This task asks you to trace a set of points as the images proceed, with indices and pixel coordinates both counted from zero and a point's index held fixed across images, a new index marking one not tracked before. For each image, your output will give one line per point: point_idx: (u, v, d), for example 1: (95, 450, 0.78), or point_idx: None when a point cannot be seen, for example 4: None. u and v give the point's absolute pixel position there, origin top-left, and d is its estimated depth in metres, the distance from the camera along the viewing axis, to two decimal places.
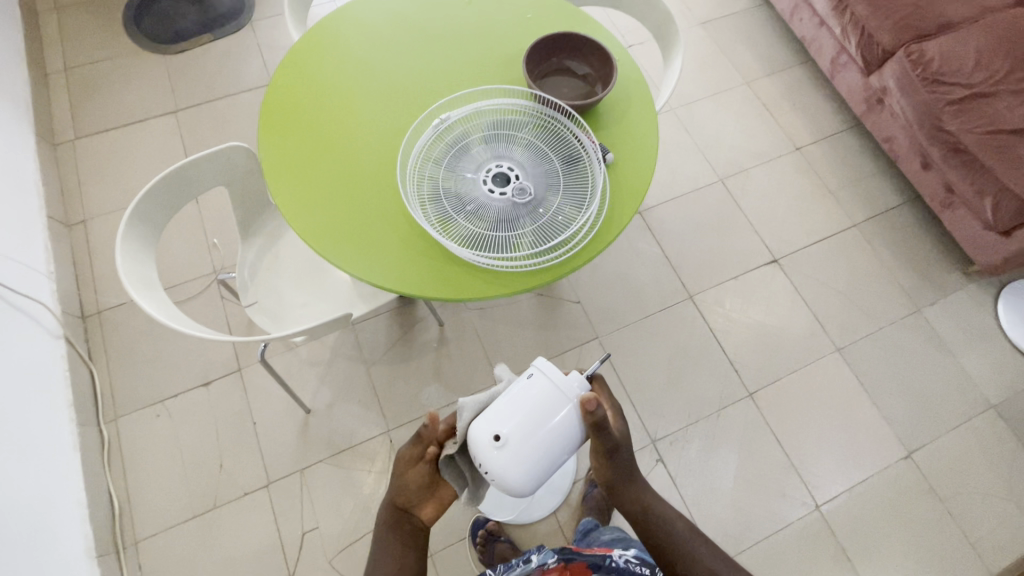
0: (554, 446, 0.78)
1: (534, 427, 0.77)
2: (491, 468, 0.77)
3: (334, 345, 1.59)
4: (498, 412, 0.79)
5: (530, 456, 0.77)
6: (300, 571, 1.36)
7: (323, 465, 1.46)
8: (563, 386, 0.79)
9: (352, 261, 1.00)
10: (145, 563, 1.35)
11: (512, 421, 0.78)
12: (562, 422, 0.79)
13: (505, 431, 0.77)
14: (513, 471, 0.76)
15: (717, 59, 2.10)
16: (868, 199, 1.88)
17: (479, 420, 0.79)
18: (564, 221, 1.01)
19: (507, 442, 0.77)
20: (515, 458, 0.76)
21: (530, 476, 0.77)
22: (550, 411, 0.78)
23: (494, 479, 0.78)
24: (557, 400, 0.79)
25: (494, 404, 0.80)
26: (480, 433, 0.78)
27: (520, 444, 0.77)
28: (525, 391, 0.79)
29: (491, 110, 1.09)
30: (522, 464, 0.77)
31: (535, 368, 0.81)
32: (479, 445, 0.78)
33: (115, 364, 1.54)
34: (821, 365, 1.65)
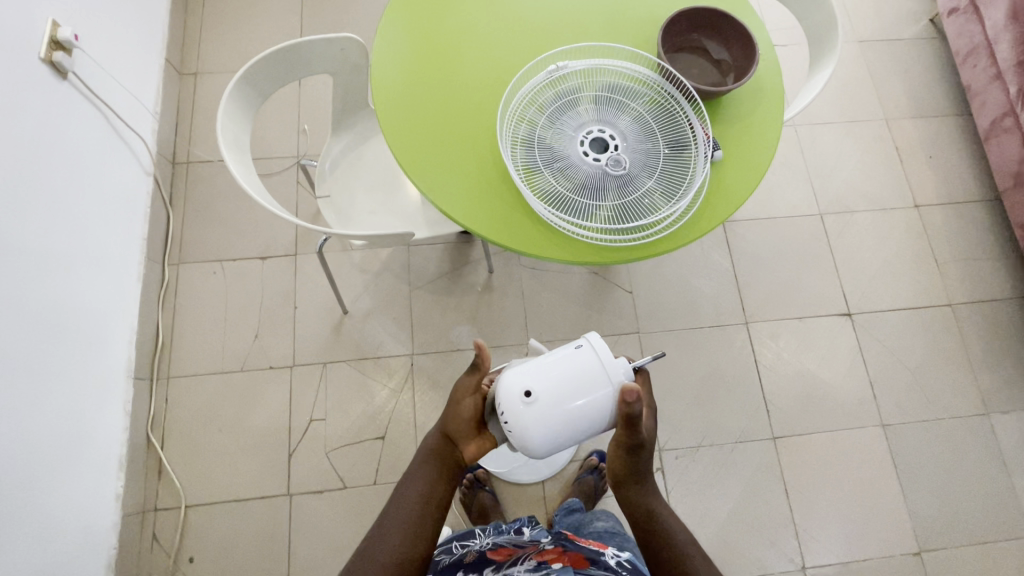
0: (578, 421, 0.78)
1: (567, 395, 0.77)
2: (511, 421, 0.77)
3: (386, 259, 1.63)
4: (536, 370, 0.79)
5: (555, 421, 0.77)
6: (299, 452, 1.45)
7: (345, 365, 1.53)
8: (609, 366, 0.78)
9: (431, 185, 0.99)
10: (171, 397, 1.47)
11: (548, 382, 0.77)
12: (597, 400, 0.78)
13: (537, 389, 0.77)
14: (533, 428, 0.76)
15: (863, 85, 1.90)
16: (976, 282, 1.71)
17: (515, 371, 0.79)
18: (649, 207, 0.97)
19: (535, 400, 0.77)
20: (540, 418, 0.76)
21: (547, 439, 0.78)
22: (588, 386, 0.78)
23: (512, 433, 0.78)
24: (597, 378, 0.78)
25: (534, 361, 0.80)
26: (512, 383, 0.78)
27: (548, 406, 0.77)
28: (567, 359, 0.79)
29: (611, 71, 1.03)
30: (543, 426, 0.77)
31: (584, 341, 0.81)
32: (508, 396, 0.78)
33: (190, 214, 1.63)
34: (858, 433, 1.55)
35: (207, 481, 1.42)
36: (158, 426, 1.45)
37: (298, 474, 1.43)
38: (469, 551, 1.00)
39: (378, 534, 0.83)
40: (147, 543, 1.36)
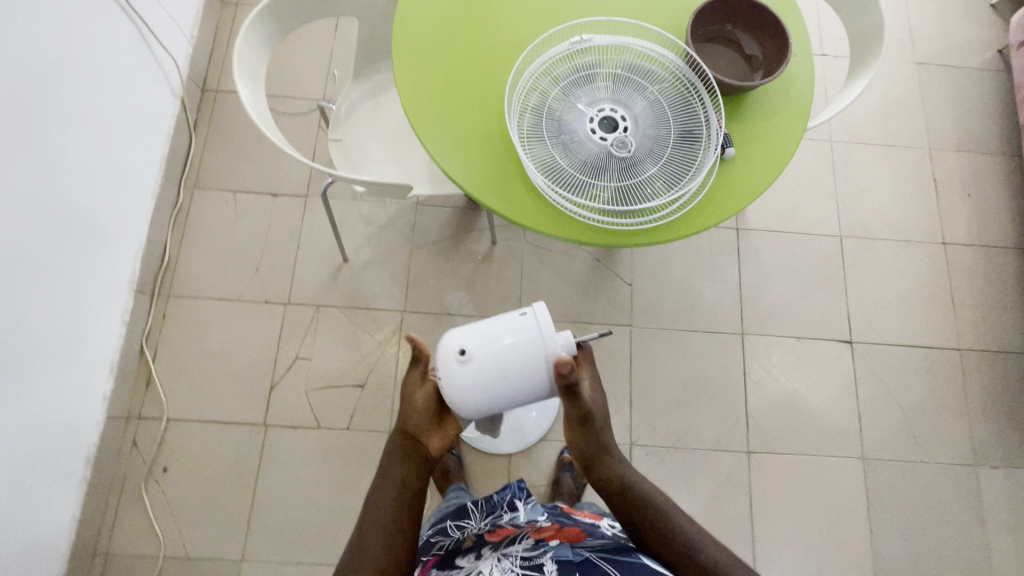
0: (510, 386, 0.78)
1: (502, 360, 0.77)
2: (445, 375, 0.78)
3: (393, 215, 1.64)
4: (476, 331, 0.79)
5: (488, 383, 0.77)
6: (280, 387, 1.49)
7: (336, 311, 1.55)
8: (549, 337, 0.78)
9: (433, 139, 0.98)
10: (168, 314, 1.53)
11: (486, 344, 0.77)
12: (531, 369, 0.78)
13: (472, 349, 0.77)
14: (464, 387, 0.77)
15: (912, 110, 1.81)
16: (990, 330, 1.64)
17: (456, 331, 0.79)
18: (648, 194, 0.95)
19: (470, 359, 0.77)
20: (471, 378, 0.77)
21: (478, 400, 0.78)
22: (524, 353, 0.78)
23: (444, 388, 0.78)
24: (535, 347, 0.77)
25: (475, 324, 0.79)
26: (450, 342, 0.78)
27: (482, 368, 0.77)
28: (508, 325, 0.79)
29: (635, 50, 1.00)
30: (474, 387, 0.77)
31: (530, 309, 0.80)
32: (444, 354, 0.78)
33: (211, 142, 1.66)
34: (836, 462, 1.53)
35: (191, 398, 1.47)
36: (153, 340, 1.51)
37: (277, 407, 1.48)
38: (464, 536, 1.02)
39: (357, 550, 0.81)
40: (127, 446, 1.43)
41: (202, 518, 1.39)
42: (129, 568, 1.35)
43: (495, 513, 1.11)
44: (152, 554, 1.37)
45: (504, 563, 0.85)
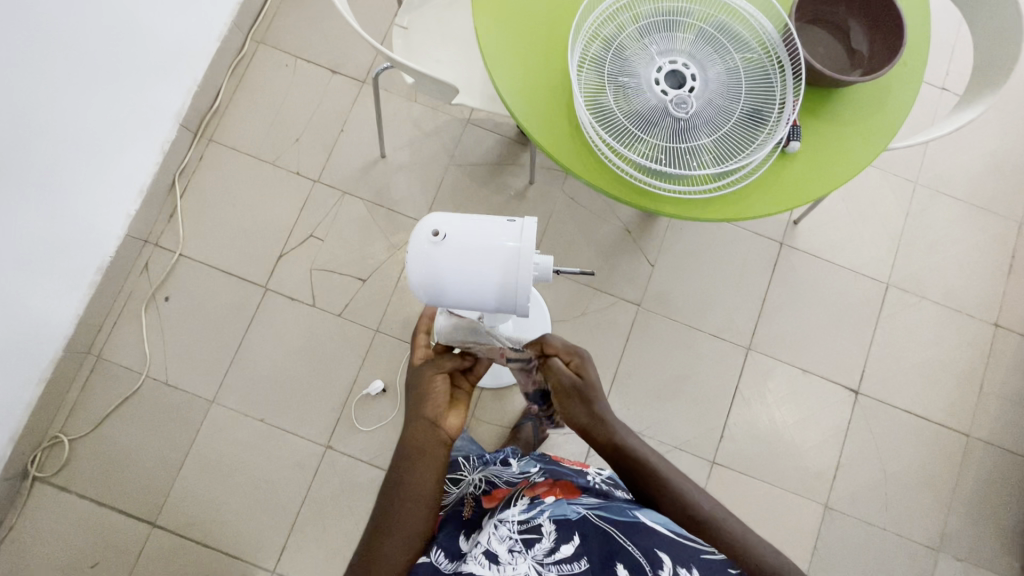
0: (469, 287, 0.76)
1: (473, 254, 0.75)
2: (412, 251, 0.76)
3: (441, 126, 1.61)
4: (459, 220, 0.77)
5: (451, 271, 0.75)
6: (288, 258, 1.53)
7: (360, 203, 1.56)
8: (527, 250, 0.75)
9: (491, 43, 0.93)
10: (205, 157, 1.56)
11: (463, 237, 0.76)
12: (497, 275, 0.75)
13: (448, 233, 0.75)
14: (426, 268, 0.75)
15: (1016, 175, 1.63)
16: (1009, 427, 1.53)
17: (440, 215, 0.77)
18: (692, 164, 0.88)
19: (442, 242, 0.75)
20: (436, 262, 0.75)
21: (434, 287, 0.76)
22: (495, 258, 0.75)
23: (408, 262, 0.76)
24: (507, 255, 0.75)
25: (463, 216, 0.77)
26: (430, 222, 0.77)
27: (450, 255, 0.75)
28: (491, 226, 0.76)
29: (730, 8, 0.92)
30: (434, 272, 0.75)
31: (518, 220, 0.78)
32: (420, 230, 0.76)
33: (287, 1, 1.64)
34: (797, 501, 1.49)
35: (205, 242, 1.53)
36: (185, 177, 1.55)
37: (280, 274, 1.52)
38: (461, 503, 0.92)
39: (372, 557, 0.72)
40: (138, 268, 1.50)
41: (187, 353, 1.48)
42: (114, 376, 1.46)
43: (489, 465, 1.06)
44: (136, 370, 1.46)
45: (501, 530, 0.72)
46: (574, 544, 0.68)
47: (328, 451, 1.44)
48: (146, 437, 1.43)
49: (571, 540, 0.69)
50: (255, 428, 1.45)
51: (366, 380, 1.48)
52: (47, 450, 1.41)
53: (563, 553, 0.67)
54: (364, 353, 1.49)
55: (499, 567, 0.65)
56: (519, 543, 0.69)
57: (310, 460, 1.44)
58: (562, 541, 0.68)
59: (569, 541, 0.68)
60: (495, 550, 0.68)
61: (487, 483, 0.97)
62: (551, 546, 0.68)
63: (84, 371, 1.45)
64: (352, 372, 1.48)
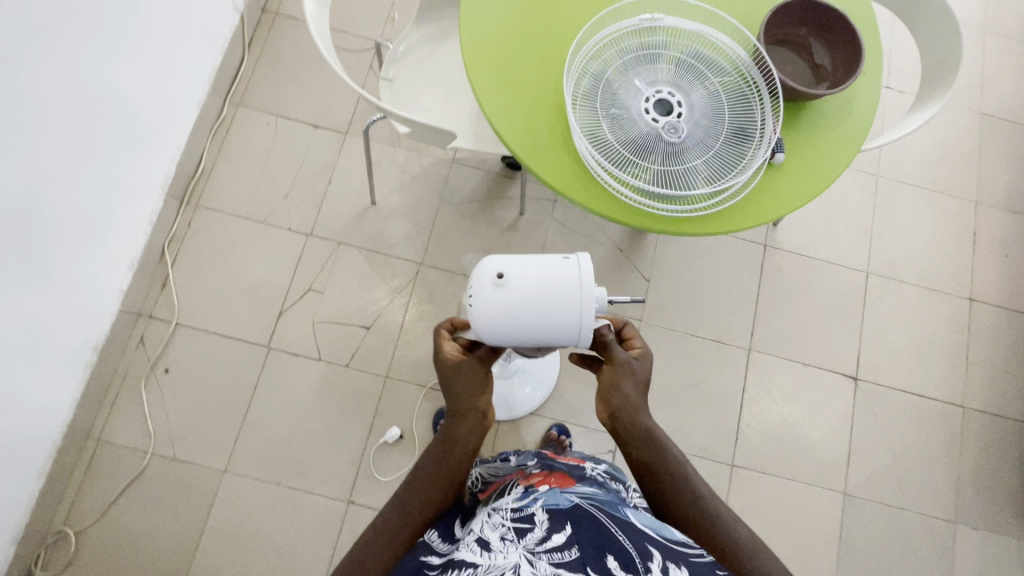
0: (534, 328, 0.75)
1: (535, 294, 0.74)
2: (476, 295, 0.76)
3: (428, 168, 1.64)
4: (518, 261, 0.77)
5: (515, 313, 0.74)
6: (288, 314, 1.51)
7: (356, 252, 1.57)
8: (587, 288, 0.74)
9: (486, 89, 0.97)
10: (194, 223, 1.55)
11: (525, 278, 0.75)
12: (561, 315, 0.74)
13: (510, 275, 0.75)
14: (490, 312, 0.75)
15: (965, 159, 1.77)
16: (998, 394, 1.62)
17: (498, 257, 0.77)
18: (689, 184, 0.94)
19: (505, 284, 0.75)
20: (501, 306, 0.74)
21: (499, 331, 0.76)
22: (557, 297, 0.74)
23: (472, 307, 0.77)
24: (569, 293, 0.74)
25: (521, 256, 0.77)
26: (490, 266, 0.77)
27: (513, 298, 0.74)
28: (550, 264, 0.76)
29: (703, 38, 0.99)
30: (499, 315, 0.75)
31: (573, 256, 0.77)
32: (481, 275, 0.76)
33: (263, 63, 1.67)
34: (817, 491, 1.53)
35: (202, 308, 1.50)
36: (175, 245, 1.54)
37: (283, 332, 1.50)
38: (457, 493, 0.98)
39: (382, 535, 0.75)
40: (133, 342, 1.47)
41: (194, 424, 1.43)
42: (117, 458, 1.40)
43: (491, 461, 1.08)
44: (140, 448, 1.41)
45: (493, 519, 0.74)
46: (565, 532, 0.66)
47: (351, 507, 1.41)
48: (158, 518, 1.37)
49: (563, 529, 0.66)
50: (271, 493, 1.40)
51: (382, 429, 1.46)
52: (53, 545, 1.34)
53: (555, 541, 0.65)
54: (376, 402, 1.48)
55: (489, 553, 0.64)
56: (511, 531, 0.69)
57: (333, 518, 1.40)
58: (553, 530, 0.67)
59: (561, 529, 0.66)
60: (487, 537, 0.69)
61: (486, 478, 1.02)
62: (543, 535, 0.66)
63: (85, 456, 1.39)
64: (366, 421, 1.46)
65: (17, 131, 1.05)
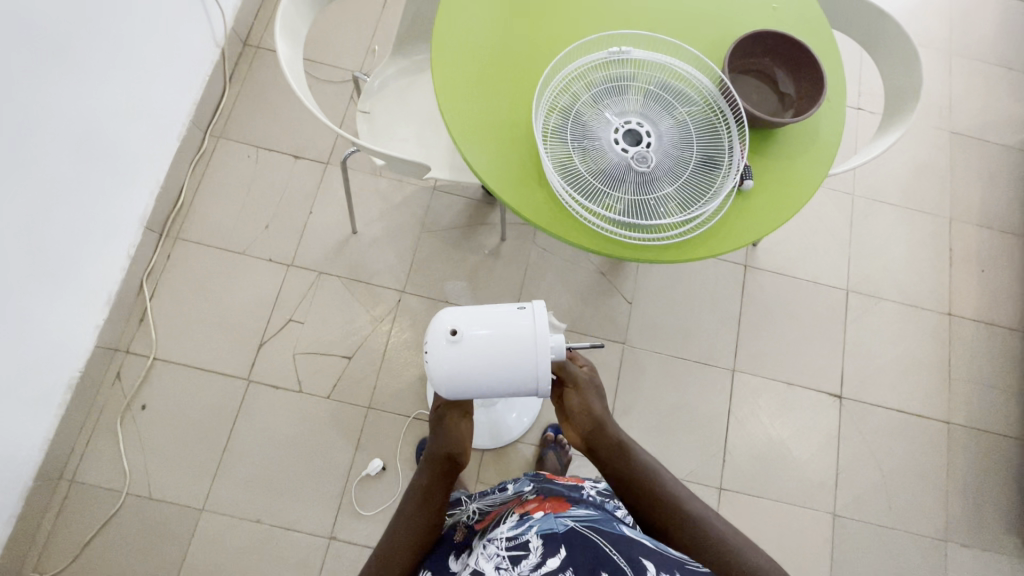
0: (491, 380, 0.76)
1: (491, 348, 0.75)
2: (431, 352, 0.76)
3: (409, 196, 1.65)
4: (472, 314, 0.77)
5: (472, 367, 0.75)
6: (269, 346, 1.50)
7: (337, 281, 1.56)
8: (542, 338, 0.76)
9: (458, 123, 0.99)
10: (173, 255, 1.54)
11: (479, 331, 0.76)
12: (517, 366, 0.75)
13: (464, 331, 0.76)
14: (447, 368, 0.75)
15: (938, 177, 1.80)
16: (982, 409, 1.62)
17: (451, 311, 0.78)
18: (660, 213, 0.95)
19: (460, 340, 0.75)
20: (456, 360, 0.75)
21: (456, 385, 0.76)
22: (512, 349, 0.75)
23: (428, 364, 0.77)
24: (524, 344, 0.75)
25: (474, 308, 0.78)
26: (443, 321, 0.77)
27: (468, 352, 0.75)
28: (505, 316, 0.77)
29: (670, 69, 1.01)
30: (455, 369, 0.75)
31: (528, 306, 0.79)
32: (436, 331, 0.77)
33: (244, 95, 1.69)
34: (806, 513, 1.51)
35: (180, 342, 1.49)
36: (153, 278, 1.52)
37: (263, 364, 1.48)
38: (453, 530, 0.91)
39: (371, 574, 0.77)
40: (109, 378, 1.44)
41: (171, 461, 1.40)
42: (91, 498, 1.36)
43: (488, 493, 1.01)
44: (115, 488, 1.38)
45: (489, 548, 0.70)
46: (560, 556, 0.65)
47: (333, 542, 1.37)
48: (132, 560, 1.34)
49: (557, 552, 0.66)
50: (251, 531, 1.37)
51: (365, 460, 1.44)
52: None
53: (549, 567, 0.64)
54: (359, 433, 1.46)
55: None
56: (506, 560, 0.67)
57: (315, 555, 1.36)
58: (549, 554, 0.66)
59: (556, 553, 0.66)
60: (482, 568, 0.66)
61: (482, 510, 0.95)
62: (538, 561, 0.65)
63: (57, 498, 1.35)
64: (348, 454, 1.44)
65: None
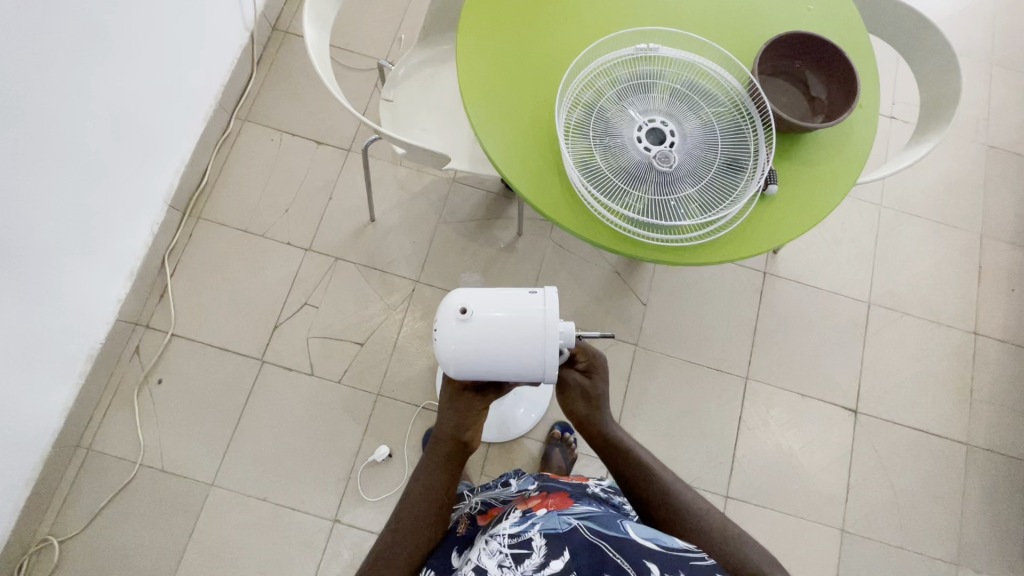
0: (497, 362, 0.76)
1: (499, 329, 0.75)
2: (440, 329, 0.76)
3: (428, 186, 1.65)
4: (483, 294, 0.77)
5: (480, 347, 0.75)
6: (283, 329, 1.52)
7: (353, 268, 1.57)
8: (551, 324, 0.75)
9: (480, 116, 0.98)
10: (195, 234, 1.57)
11: (489, 311, 0.76)
12: (523, 350, 0.75)
13: (474, 310, 0.76)
14: (455, 346, 0.75)
15: (971, 191, 1.75)
16: (1003, 432, 1.58)
17: (463, 290, 0.78)
18: (680, 214, 0.93)
19: (470, 319, 0.75)
20: (465, 339, 0.75)
21: (462, 363, 0.76)
22: (520, 332, 0.75)
23: (437, 341, 0.77)
24: (532, 328, 0.75)
25: (486, 290, 0.78)
26: (454, 299, 0.77)
27: (477, 332, 0.75)
28: (517, 299, 0.77)
29: (698, 68, 0.99)
30: (462, 347, 0.75)
31: (541, 290, 0.78)
32: (446, 309, 0.77)
33: (270, 79, 1.70)
34: (814, 527, 1.48)
35: (197, 320, 1.51)
36: (175, 256, 1.55)
37: (277, 346, 1.50)
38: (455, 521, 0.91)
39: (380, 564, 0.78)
40: (128, 352, 1.48)
41: (184, 436, 1.43)
42: (106, 468, 1.40)
43: (490, 488, 1.02)
44: (129, 459, 1.41)
45: (491, 546, 0.69)
46: (564, 558, 0.64)
47: (337, 525, 1.39)
48: (143, 530, 1.37)
49: (561, 555, 0.65)
50: (257, 509, 1.39)
51: (372, 446, 1.45)
52: (36, 554, 1.34)
53: (552, 569, 0.63)
54: (367, 420, 1.47)
55: None
56: (509, 558, 0.67)
57: (319, 536, 1.38)
58: (552, 556, 0.65)
59: (560, 555, 0.65)
60: (485, 565, 0.66)
61: (485, 502, 0.95)
62: (540, 561, 0.65)
63: (74, 465, 1.39)
64: (356, 439, 1.45)
65: (24, 147, 1.09)
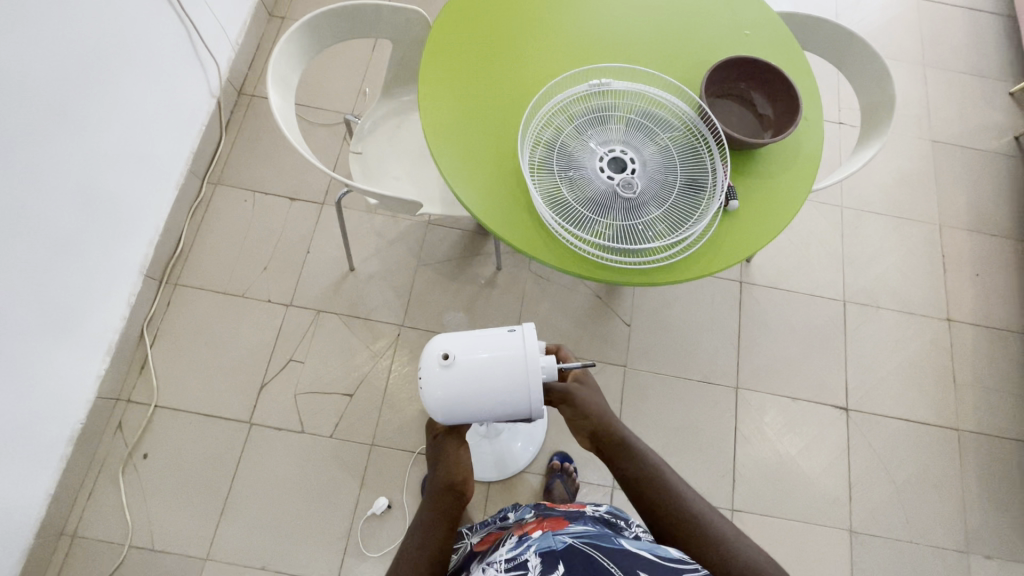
0: (484, 402, 0.76)
1: (483, 371, 0.76)
2: (425, 376, 0.77)
3: (405, 231, 1.68)
4: (464, 339, 0.78)
5: (466, 391, 0.76)
6: (270, 387, 1.50)
7: (336, 319, 1.57)
8: (532, 360, 0.76)
9: (447, 161, 1.01)
10: (173, 301, 1.56)
11: (471, 354, 0.76)
12: (508, 388, 0.76)
13: (457, 355, 0.76)
14: (441, 392, 0.76)
15: (923, 185, 1.83)
16: (990, 414, 1.61)
17: (443, 336, 0.79)
18: (648, 236, 0.96)
19: (452, 364, 0.76)
20: (450, 384, 0.75)
21: (451, 408, 0.77)
22: (502, 371, 0.76)
23: (423, 389, 0.77)
24: (514, 367, 0.76)
25: (466, 333, 0.79)
26: (436, 346, 0.78)
27: (461, 376, 0.76)
28: (497, 339, 0.78)
29: (649, 98, 1.04)
30: (448, 392, 0.76)
31: (519, 328, 0.79)
32: (428, 357, 0.78)
33: (240, 142, 1.74)
34: (822, 531, 1.48)
35: (181, 387, 1.48)
36: (154, 326, 1.53)
37: (265, 406, 1.48)
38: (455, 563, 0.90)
39: None
40: (111, 428, 1.44)
41: (174, 510, 1.38)
42: (93, 553, 1.34)
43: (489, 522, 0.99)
44: (118, 541, 1.35)
45: (487, 571, 0.69)
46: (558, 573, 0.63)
47: None
48: None
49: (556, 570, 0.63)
50: None
51: (370, 499, 1.42)
52: None
53: None
54: (363, 471, 1.44)
55: None
56: None
57: None
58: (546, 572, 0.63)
59: (554, 570, 0.63)
60: None
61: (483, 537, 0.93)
62: None
63: (59, 555, 1.33)
64: (353, 493, 1.42)
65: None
